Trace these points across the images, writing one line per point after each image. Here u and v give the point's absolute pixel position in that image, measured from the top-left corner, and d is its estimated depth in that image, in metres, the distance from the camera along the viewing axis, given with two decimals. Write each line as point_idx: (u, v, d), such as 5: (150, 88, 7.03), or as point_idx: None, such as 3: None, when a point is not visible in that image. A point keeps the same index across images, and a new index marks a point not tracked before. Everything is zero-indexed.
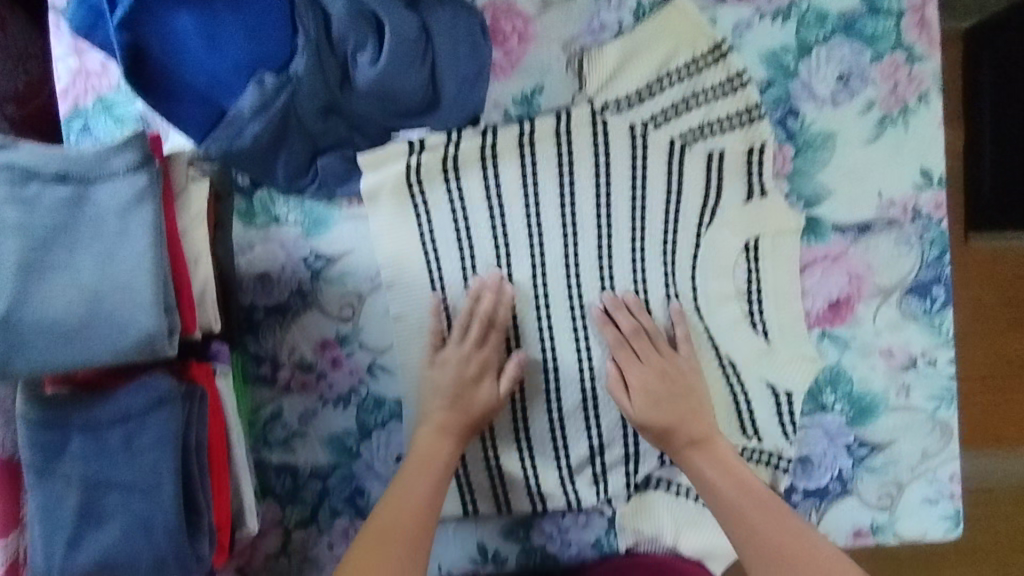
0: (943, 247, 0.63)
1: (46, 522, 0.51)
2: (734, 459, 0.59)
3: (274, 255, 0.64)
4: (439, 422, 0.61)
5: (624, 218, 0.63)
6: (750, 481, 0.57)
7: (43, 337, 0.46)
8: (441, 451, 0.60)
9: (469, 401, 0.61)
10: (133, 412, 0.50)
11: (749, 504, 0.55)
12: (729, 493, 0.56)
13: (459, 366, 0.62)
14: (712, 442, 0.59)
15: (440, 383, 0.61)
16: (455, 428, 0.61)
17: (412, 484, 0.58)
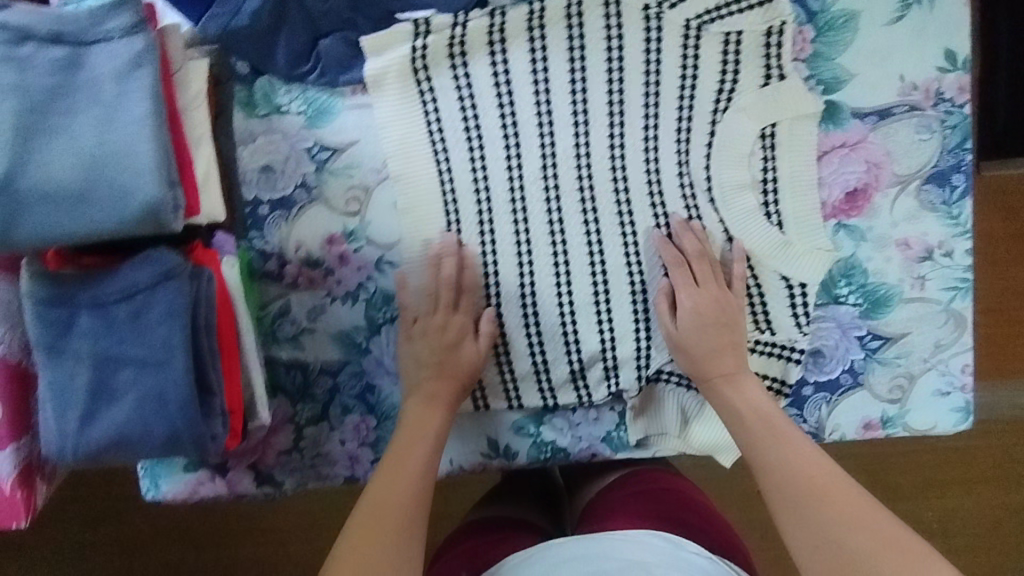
0: (965, 133, 0.61)
1: (58, 398, 0.51)
2: (759, 393, 0.61)
3: (277, 147, 0.63)
4: (428, 392, 0.62)
5: (637, 105, 0.61)
6: (771, 414, 0.59)
7: (45, 203, 0.45)
8: (432, 420, 0.61)
9: (455, 365, 0.63)
10: (141, 285, 0.50)
11: (770, 438, 0.57)
12: (752, 424, 0.58)
13: (437, 334, 0.63)
14: (737, 376, 0.61)
15: (420, 354, 0.63)
16: (443, 398, 0.62)
17: (413, 445, 0.60)
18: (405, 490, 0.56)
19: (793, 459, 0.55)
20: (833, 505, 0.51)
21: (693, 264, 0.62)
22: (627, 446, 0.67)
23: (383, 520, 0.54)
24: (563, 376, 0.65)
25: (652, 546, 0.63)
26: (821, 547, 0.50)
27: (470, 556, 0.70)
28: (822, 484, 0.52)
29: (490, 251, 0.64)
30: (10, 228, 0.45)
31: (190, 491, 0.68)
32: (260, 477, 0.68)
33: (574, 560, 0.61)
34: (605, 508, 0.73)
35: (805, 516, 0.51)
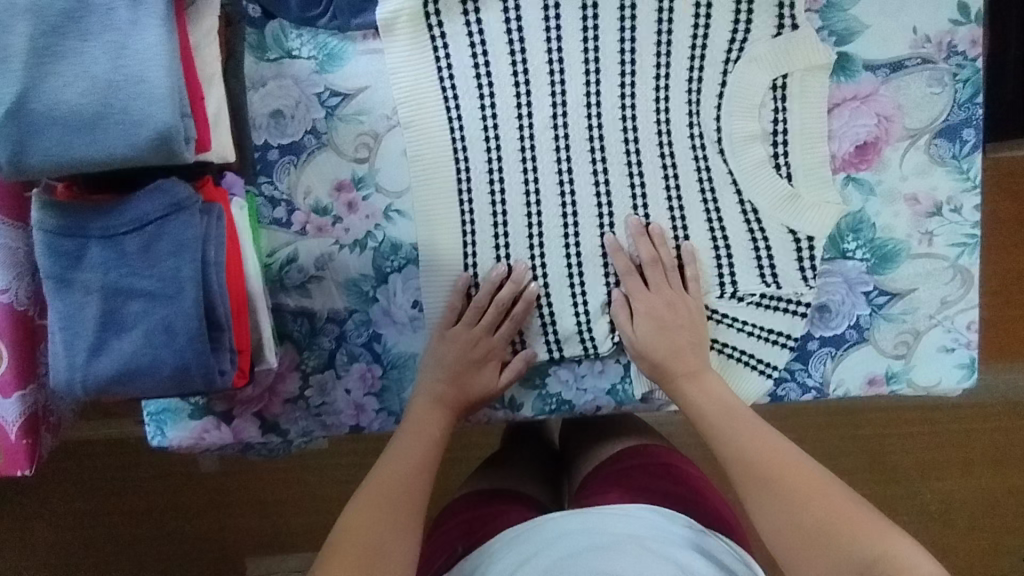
0: (976, 87, 0.61)
1: (67, 329, 0.51)
2: (723, 388, 0.62)
3: (288, 91, 0.62)
4: (437, 396, 0.64)
5: (648, 54, 0.61)
6: (737, 409, 0.61)
7: (59, 127, 0.45)
8: (433, 420, 0.64)
9: (469, 383, 0.64)
10: (153, 216, 0.50)
11: (738, 432, 0.59)
12: (720, 422, 0.60)
13: (466, 347, 0.64)
14: (701, 375, 0.63)
15: (444, 358, 0.64)
16: (450, 404, 0.65)
17: (406, 450, 0.62)
18: (399, 491, 0.59)
19: (761, 453, 0.58)
20: (799, 492, 0.54)
21: (666, 271, 0.63)
22: (632, 398, 0.67)
23: (376, 514, 0.57)
24: (570, 327, 0.65)
25: (643, 518, 0.62)
26: (790, 531, 0.53)
27: (470, 532, 0.69)
28: (788, 475, 0.55)
29: (498, 201, 0.64)
30: (23, 153, 0.45)
31: (195, 438, 0.68)
32: (265, 425, 0.68)
33: (568, 534, 0.60)
34: (600, 481, 0.72)
35: (772, 507, 0.54)
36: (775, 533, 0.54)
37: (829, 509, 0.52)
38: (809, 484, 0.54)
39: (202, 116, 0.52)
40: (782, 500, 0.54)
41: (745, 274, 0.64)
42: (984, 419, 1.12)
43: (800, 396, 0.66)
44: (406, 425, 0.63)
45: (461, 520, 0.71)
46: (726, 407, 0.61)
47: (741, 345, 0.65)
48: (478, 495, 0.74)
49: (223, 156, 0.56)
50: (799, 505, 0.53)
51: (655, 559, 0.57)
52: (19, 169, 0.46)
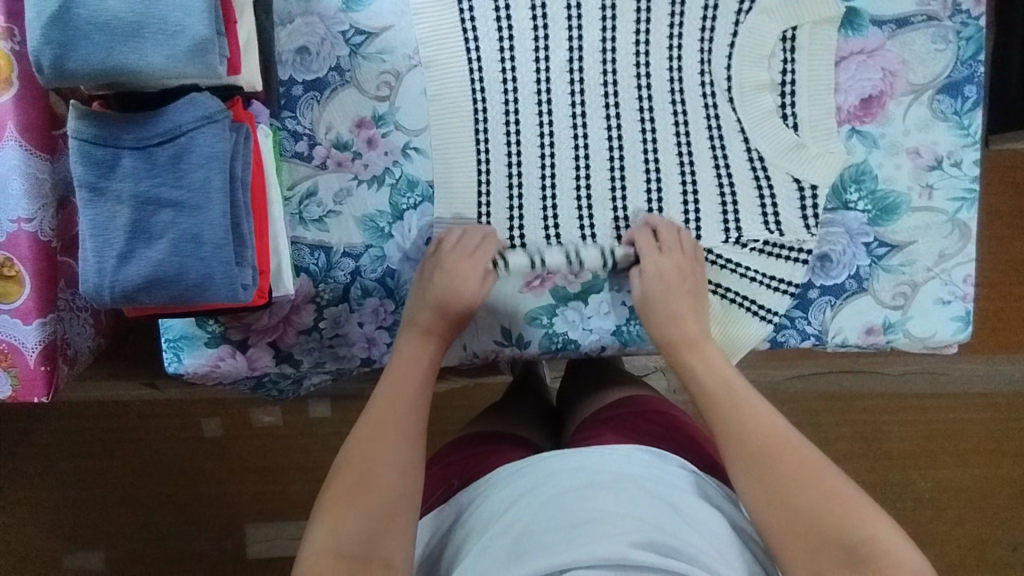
0: (978, 45, 0.63)
1: (98, 235, 0.53)
2: (723, 363, 0.63)
3: (314, 29, 0.65)
4: (423, 327, 0.64)
5: (663, 2, 0.64)
6: (736, 388, 0.61)
7: (101, 34, 0.47)
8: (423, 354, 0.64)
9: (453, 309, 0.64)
10: (185, 127, 0.52)
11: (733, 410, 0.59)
12: (716, 400, 0.60)
13: (446, 279, 0.63)
14: (702, 346, 0.64)
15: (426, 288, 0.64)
16: (435, 334, 0.65)
17: (397, 393, 0.61)
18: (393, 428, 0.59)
19: (754, 432, 0.57)
20: (791, 472, 0.53)
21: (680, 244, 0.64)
22: (634, 339, 0.69)
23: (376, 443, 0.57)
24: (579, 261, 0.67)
25: (639, 460, 0.60)
26: (776, 508, 0.52)
27: (467, 469, 0.68)
28: (782, 457, 0.54)
29: (513, 141, 0.66)
30: (65, 59, 0.47)
31: (211, 366, 0.70)
32: (280, 355, 0.70)
33: (554, 475, 0.58)
34: (597, 426, 0.70)
35: (761, 486, 0.53)
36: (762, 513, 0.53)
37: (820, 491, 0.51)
38: (802, 465, 0.53)
39: (234, 36, 0.54)
40: (772, 476, 0.53)
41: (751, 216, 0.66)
42: (982, 408, 1.13)
43: (799, 344, 0.68)
44: (396, 362, 0.63)
45: (459, 459, 0.70)
46: (725, 383, 0.61)
47: (744, 289, 0.67)
48: (477, 437, 0.73)
49: (251, 82, 0.58)
50: (788, 487, 0.52)
51: (653, 498, 0.55)
52: (61, 75, 0.48)
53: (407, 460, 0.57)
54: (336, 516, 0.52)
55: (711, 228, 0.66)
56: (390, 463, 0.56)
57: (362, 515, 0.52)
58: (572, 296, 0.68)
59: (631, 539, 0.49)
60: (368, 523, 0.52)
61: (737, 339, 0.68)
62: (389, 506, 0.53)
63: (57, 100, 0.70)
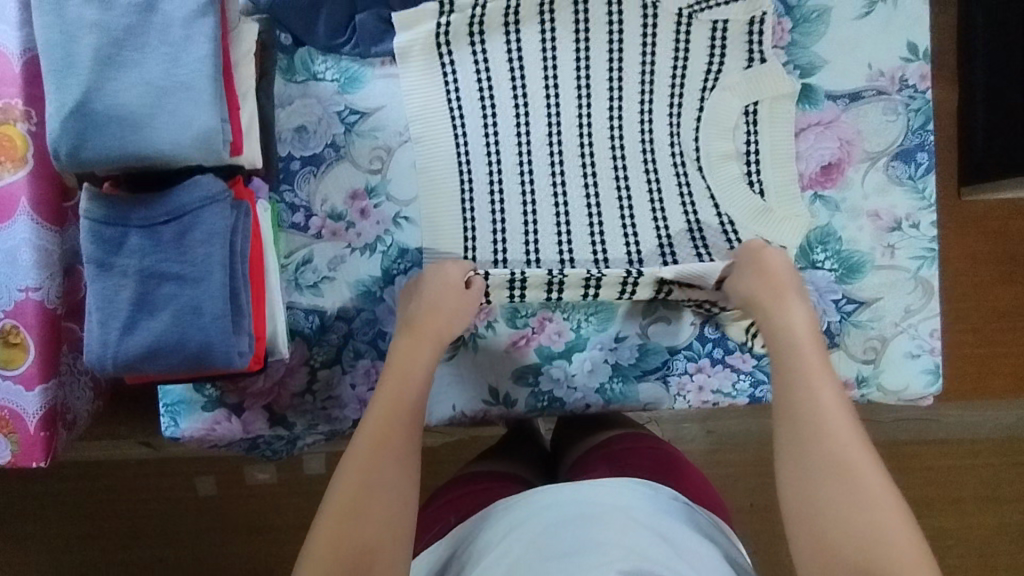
0: (927, 115, 0.69)
1: (104, 307, 0.56)
2: (808, 337, 0.61)
3: (312, 109, 0.70)
4: (410, 337, 0.65)
5: (634, 82, 0.69)
6: (810, 365, 0.59)
7: (115, 126, 0.52)
8: (418, 357, 0.64)
9: (429, 327, 0.65)
10: (189, 208, 0.56)
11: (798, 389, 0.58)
12: (789, 374, 0.59)
13: (434, 296, 0.65)
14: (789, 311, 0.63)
15: (415, 310, 0.66)
16: (428, 341, 0.65)
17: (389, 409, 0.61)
18: (387, 450, 0.58)
19: (816, 424, 0.55)
20: (837, 478, 0.52)
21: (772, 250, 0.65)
22: (618, 397, 0.71)
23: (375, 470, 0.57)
24: (562, 322, 0.71)
25: (630, 490, 0.61)
26: (812, 526, 0.51)
27: (464, 507, 0.70)
28: (833, 458, 0.53)
29: (497, 208, 0.69)
30: (81, 148, 0.52)
31: (207, 429, 0.72)
32: (273, 418, 0.72)
33: (537, 514, 0.59)
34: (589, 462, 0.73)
35: (809, 481, 0.53)
36: (801, 512, 0.53)
37: (865, 504, 0.50)
38: (850, 472, 0.52)
39: (237, 122, 0.58)
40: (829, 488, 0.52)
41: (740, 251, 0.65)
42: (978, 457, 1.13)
43: None
44: (386, 378, 0.63)
45: (456, 496, 0.72)
46: (797, 357, 0.60)
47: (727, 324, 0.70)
48: (472, 475, 0.75)
49: (253, 160, 0.63)
50: (832, 492, 0.52)
51: (643, 528, 0.56)
52: (76, 162, 0.52)
53: (399, 479, 0.57)
54: (329, 536, 0.53)
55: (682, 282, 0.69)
56: (388, 481, 0.57)
57: (354, 536, 0.53)
58: (557, 354, 0.71)
59: (620, 567, 0.50)
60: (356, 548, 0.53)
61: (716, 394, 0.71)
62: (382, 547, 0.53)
63: (69, 176, 0.75)
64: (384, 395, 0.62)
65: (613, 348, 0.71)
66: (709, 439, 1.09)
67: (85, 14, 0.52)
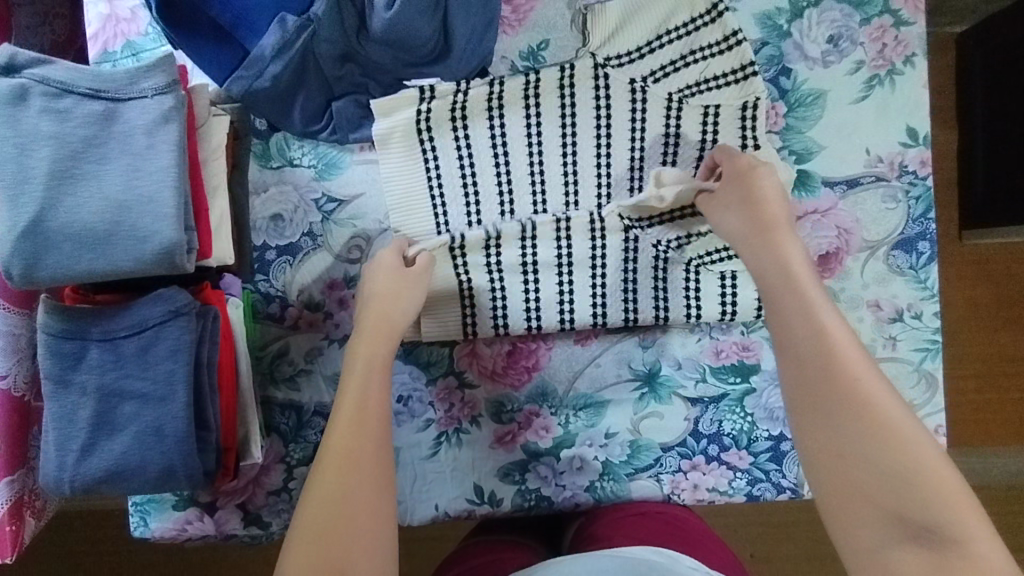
0: (928, 203, 0.66)
1: (61, 427, 0.53)
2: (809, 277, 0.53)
3: (288, 197, 0.67)
4: (367, 339, 0.58)
5: (623, 166, 0.66)
6: (809, 295, 0.51)
7: (72, 243, 0.49)
8: (378, 349, 0.58)
9: (390, 308, 0.60)
10: (151, 322, 0.53)
11: (803, 332, 0.49)
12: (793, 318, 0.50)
13: (387, 277, 0.61)
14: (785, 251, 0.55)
15: (373, 288, 0.60)
16: (389, 336, 0.59)
17: (360, 428, 0.53)
18: (359, 468, 0.51)
19: (816, 350, 0.48)
20: (867, 426, 0.44)
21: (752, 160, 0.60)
22: (609, 496, 0.68)
23: (349, 488, 0.50)
24: (549, 416, 0.68)
25: (647, 560, 0.57)
26: (827, 465, 0.45)
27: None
28: (856, 403, 0.45)
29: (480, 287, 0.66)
30: (36, 266, 0.49)
31: (178, 530, 0.68)
32: (248, 518, 0.68)
33: None
34: (598, 529, 0.66)
35: (832, 434, 0.45)
36: (827, 474, 0.45)
37: (903, 454, 0.42)
38: (880, 417, 0.44)
39: (204, 226, 0.56)
40: (833, 420, 0.45)
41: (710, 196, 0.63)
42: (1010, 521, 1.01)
43: (775, 497, 0.68)
44: (347, 383, 0.56)
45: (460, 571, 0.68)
46: (795, 298, 0.52)
47: (728, 268, 0.65)
48: (478, 546, 0.72)
49: (223, 260, 0.60)
50: (865, 444, 0.44)
51: None
52: (30, 279, 0.49)
53: (382, 499, 0.51)
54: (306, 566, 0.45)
55: (648, 292, 0.66)
56: (364, 499, 0.50)
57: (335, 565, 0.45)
58: (544, 451, 0.68)
59: None
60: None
61: (711, 493, 0.68)
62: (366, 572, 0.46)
63: None
64: (345, 401, 0.55)
65: (603, 445, 0.68)
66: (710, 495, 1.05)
67: (41, 125, 0.50)
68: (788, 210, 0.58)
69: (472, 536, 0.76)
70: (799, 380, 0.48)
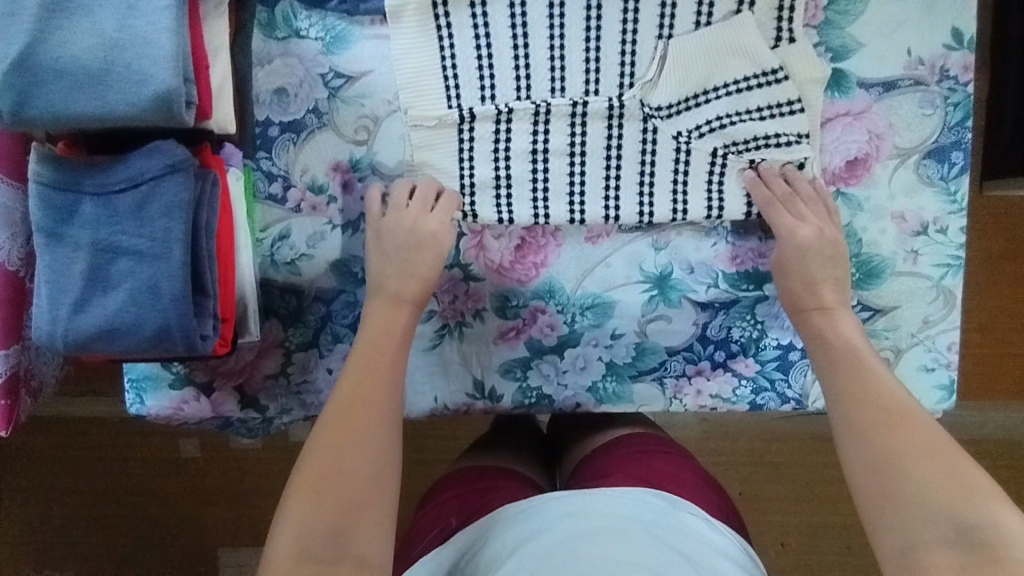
0: (966, 111, 0.63)
1: (54, 282, 0.51)
2: (856, 333, 0.60)
3: (293, 70, 0.64)
4: (390, 300, 0.62)
5: (649, 56, 0.61)
6: (864, 354, 0.58)
7: (62, 82, 0.46)
8: (398, 321, 0.61)
9: (420, 266, 0.62)
10: (147, 176, 0.51)
11: (858, 377, 0.56)
12: (835, 360, 0.58)
13: (406, 238, 0.62)
14: (833, 313, 0.61)
15: (388, 255, 0.62)
16: (410, 299, 0.62)
17: (378, 358, 0.59)
18: (369, 410, 0.57)
19: (861, 385, 0.56)
20: (913, 448, 0.51)
21: (806, 200, 0.62)
22: (610, 397, 0.67)
23: (357, 421, 0.56)
24: (555, 314, 0.67)
25: (648, 504, 0.61)
26: (877, 481, 0.51)
27: (466, 508, 0.69)
28: (897, 421, 0.52)
29: (495, 164, 0.63)
30: (25, 105, 0.46)
31: (174, 409, 0.68)
32: (245, 400, 0.68)
33: (566, 516, 0.59)
34: (602, 464, 0.71)
35: (874, 455, 0.52)
36: (867, 491, 0.51)
37: (940, 474, 0.49)
38: (917, 441, 0.51)
39: (205, 85, 0.53)
40: (879, 438, 0.52)
41: (733, 62, 0.61)
42: (997, 461, 1.01)
43: (779, 407, 0.67)
44: (374, 307, 0.62)
45: (455, 495, 0.71)
46: (852, 347, 0.58)
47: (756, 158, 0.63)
48: (476, 470, 0.74)
49: (223, 126, 0.57)
50: (911, 466, 0.50)
51: (660, 546, 0.56)
52: (21, 120, 0.47)
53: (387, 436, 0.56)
54: (308, 494, 0.52)
55: (666, 189, 0.63)
56: (361, 450, 0.55)
57: (339, 484, 0.53)
58: (547, 349, 0.67)
59: None
60: (340, 514, 0.51)
61: (717, 399, 0.67)
62: (359, 494, 0.53)
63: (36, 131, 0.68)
64: (372, 326, 0.61)
65: (608, 345, 0.67)
66: (702, 427, 1.07)
67: None
68: (841, 275, 0.62)
69: (465, 459, 0.77)
70: (849, 406, 0.55)
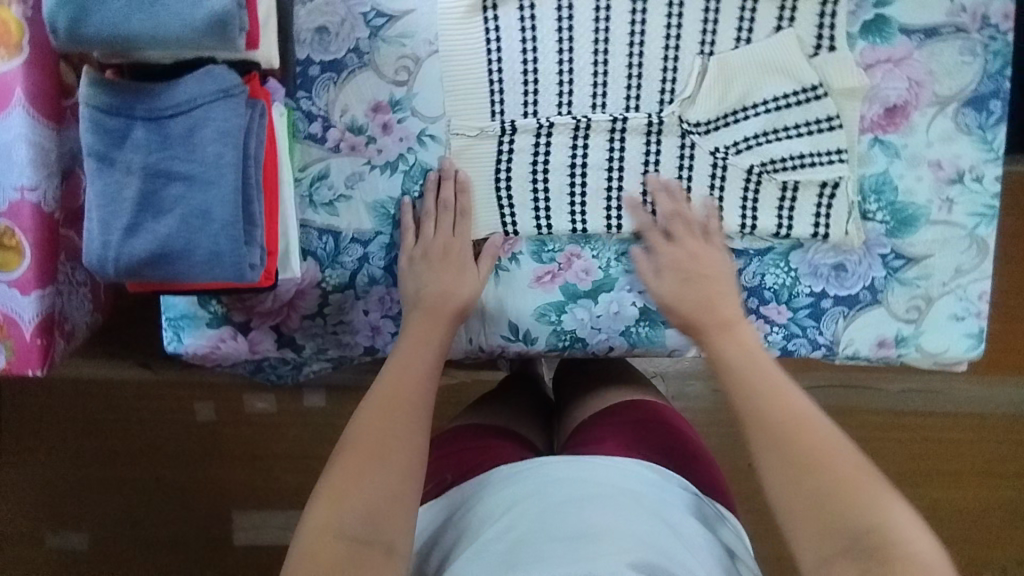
0: (1004, 60, 0.63)
1: (106, 205, 0.52)
2: (753, 344, 0.59)
3: (335, 9, 0.64)
4: (429, 309, 0.63)
5: (696, 13, 0.62)
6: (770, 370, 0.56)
7: (119, 1, 0.47)
8: (437, 331, 0.62)
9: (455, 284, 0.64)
10: (199, 101, 0.51)
11: (776, 403, 0.53)
12: (751, 391, 0.55)
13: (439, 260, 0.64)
14: (732, 324, 0.61)
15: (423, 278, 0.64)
16: (443, 314, 0.63)
17: (407, 364, 0.60)
18: (400, 407, 0.56)
19: (782, 409, 0.53)
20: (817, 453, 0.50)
21: (688, 223, 0.64)
22: (643, 341, 0.68)
23: (389, 418, 0.55)
24: (590, 258, 0.67)
25: (641, 474, 0.61)
26: (798, 500, 0.49)
27: (460, 466, 0.68)
28: (809, 443, 0.51)
29: (536, 165, 0.65)
30: (81, 23, 0.47)
31: (211, 347, 0.68)
32: (282, 340, 0.69)
33: (560, 480, 0.59)
34: (597, 429, 0.70)
35: (786, 471, 0.50)
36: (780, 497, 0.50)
37: (835, 477, 0.49)
38: (828, 451, 0.50)
39: (254, 11, 0.53)
40: (796, 458, 0.50)
41: (773, 78, 0.62)
42: (1007, 426, 1.03)
43: (809, 353, 0.68)
44: (413, 319, 0.63)
45: (453, 452, 0.70)
46: (752, 360, 0.58)
47: (791, 178, 0.63)
48: (477, 430, 0.73)
49: (269, 59, 0.58)
50: (810, 473, 0.49)
51: (654, 518, 0.55)
52: (76, 39, 0.47)
53: (417, 436, 0.55)
54: (337, 486, 0.51)
55: (702, 200, 0.65)
56: (393, 447, 0.54)
57: (366, 482, 0.51)
58: (582, 293, 0.67)
59: (631, 560, 0.50)
60: (366, 511, 0.50)
61: None
62: (393, 492, 0.51)
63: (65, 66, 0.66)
64: (409, 330, 0.62)
65: (642, 291, 0.67)
66: (715, 399, 1.07)
67: None
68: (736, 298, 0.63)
69: (465, 417, 0.77)
70: (768, 432, 0.52)
